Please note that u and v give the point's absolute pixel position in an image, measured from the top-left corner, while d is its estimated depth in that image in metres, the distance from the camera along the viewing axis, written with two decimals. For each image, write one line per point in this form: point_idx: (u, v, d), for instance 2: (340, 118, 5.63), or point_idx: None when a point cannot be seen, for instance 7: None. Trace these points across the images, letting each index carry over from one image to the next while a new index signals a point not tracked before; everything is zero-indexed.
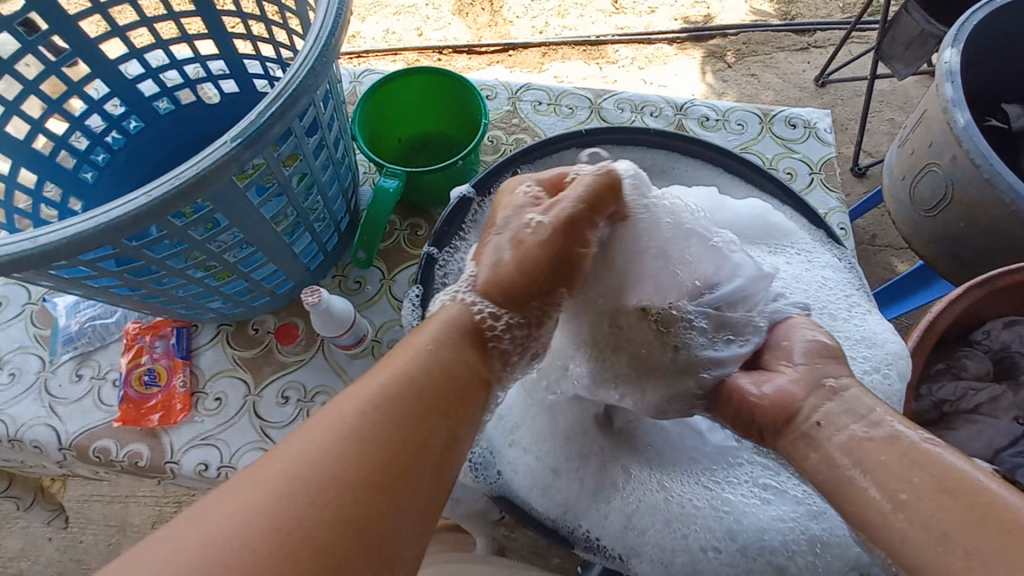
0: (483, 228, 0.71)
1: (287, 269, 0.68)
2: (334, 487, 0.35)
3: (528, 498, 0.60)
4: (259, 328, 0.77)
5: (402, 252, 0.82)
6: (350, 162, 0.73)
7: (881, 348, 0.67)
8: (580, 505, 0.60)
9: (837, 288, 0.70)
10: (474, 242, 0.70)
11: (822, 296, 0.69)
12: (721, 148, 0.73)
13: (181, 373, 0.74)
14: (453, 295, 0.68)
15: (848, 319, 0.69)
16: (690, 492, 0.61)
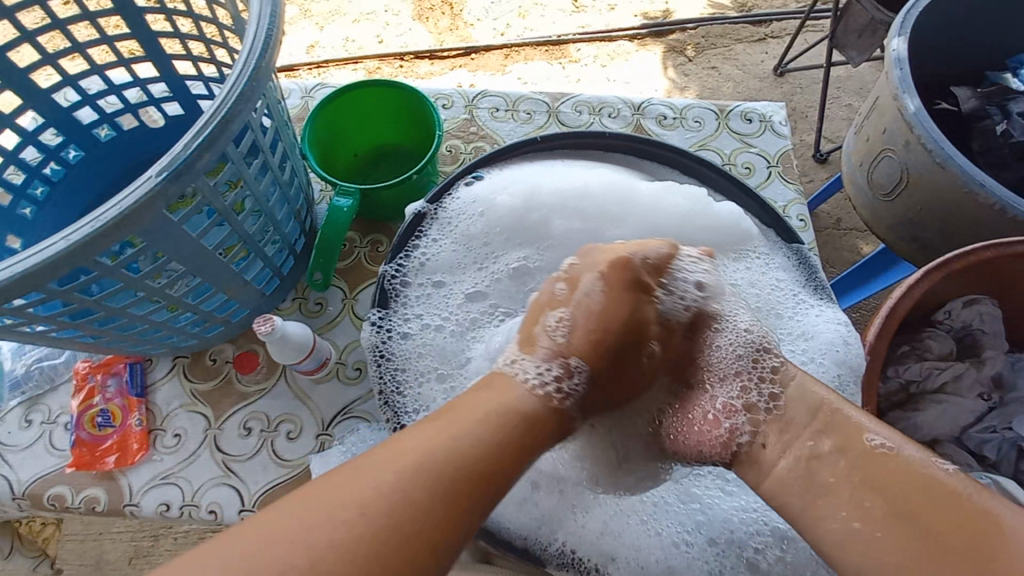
0: (449, 225, 0.69)
1: (240, 297, 0.66)
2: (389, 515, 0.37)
3: (502, 519, 0.58)
4: (217, 358, 0.74)
5: (364, 270, 0.81)
6: (301, 183, 0.71)
7: (821, 341, 0.67)
8: (556, 517, 0.58)
9: (790, 286, 0.70)
10: (437, 243, 0.69)
11: (774, 297, 0.69)
12: (678, 149, 0.72)
13: (136, 412, 0.71)
14: (411, 298, 0.67)
15: (795, 315, 0.68)
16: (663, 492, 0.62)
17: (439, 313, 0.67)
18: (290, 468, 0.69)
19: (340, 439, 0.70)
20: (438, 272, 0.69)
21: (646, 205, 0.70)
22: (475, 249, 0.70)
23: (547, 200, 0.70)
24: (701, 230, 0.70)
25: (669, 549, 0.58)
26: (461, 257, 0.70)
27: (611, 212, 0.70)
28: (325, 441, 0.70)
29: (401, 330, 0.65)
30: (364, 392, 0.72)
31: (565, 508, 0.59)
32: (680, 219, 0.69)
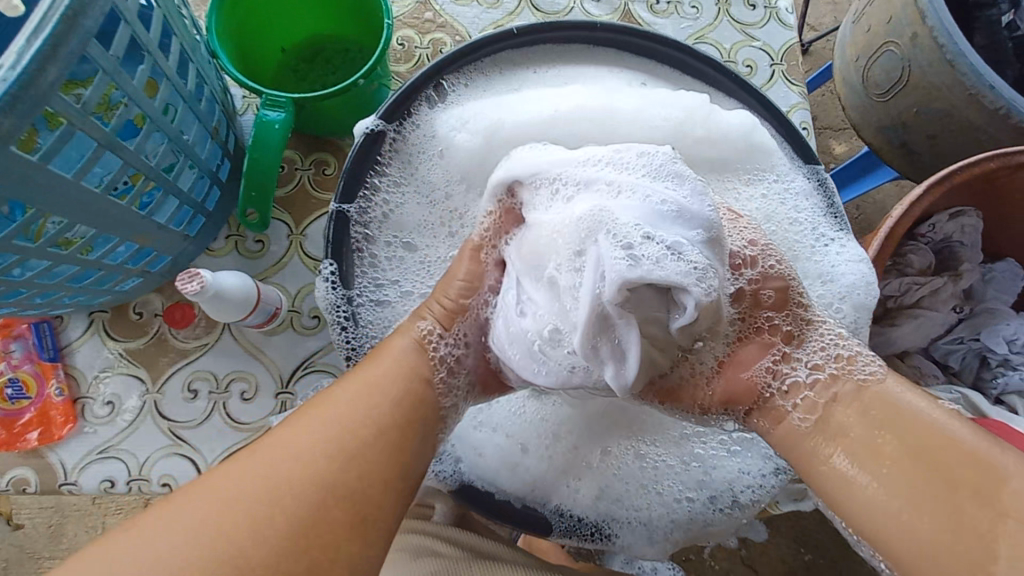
0: (413, 160, 0.57)
1: (156, 244, 0.53)
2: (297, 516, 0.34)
3: (495, 479, 0.47)
4: (143, 312, 0.63)
5: (309, 199, 0.68)
6: (214, 93, 0.55)
7: (838, 284, 0.56)
8: (546, 476, 0.48)
9: (806, 216, 0.58)
10: (400, 186, 0.57)
11: (791, 233, 0.58)
12: (679, 44, 0.60)
13: (54, 379, 0.60)
14: (379, 260, 0.56)
15: (810, 257, 0.57)
16: (663, 453, 0.49)
17: (414, 277, 0.56)
18: (250, 432, 0.62)
19: (302, 396, 0.62)
20: (405, 226, 0.57)
21: (633, 127, 0.56)
22: (440, 190, 0.57)
23: (511, 138, 0.56)
24: (702, 149, 0.57)
25: (670, 508, 0.48)
26: (426, 208, 0.57)
27: (591, 139, 0.55)
28: (286, 400, 0.62)
29: (375, 300, 0.55)
30: (325, 342, 0.64)
31: (559, 471, 0.48)
32: (672, 137, 0.57)
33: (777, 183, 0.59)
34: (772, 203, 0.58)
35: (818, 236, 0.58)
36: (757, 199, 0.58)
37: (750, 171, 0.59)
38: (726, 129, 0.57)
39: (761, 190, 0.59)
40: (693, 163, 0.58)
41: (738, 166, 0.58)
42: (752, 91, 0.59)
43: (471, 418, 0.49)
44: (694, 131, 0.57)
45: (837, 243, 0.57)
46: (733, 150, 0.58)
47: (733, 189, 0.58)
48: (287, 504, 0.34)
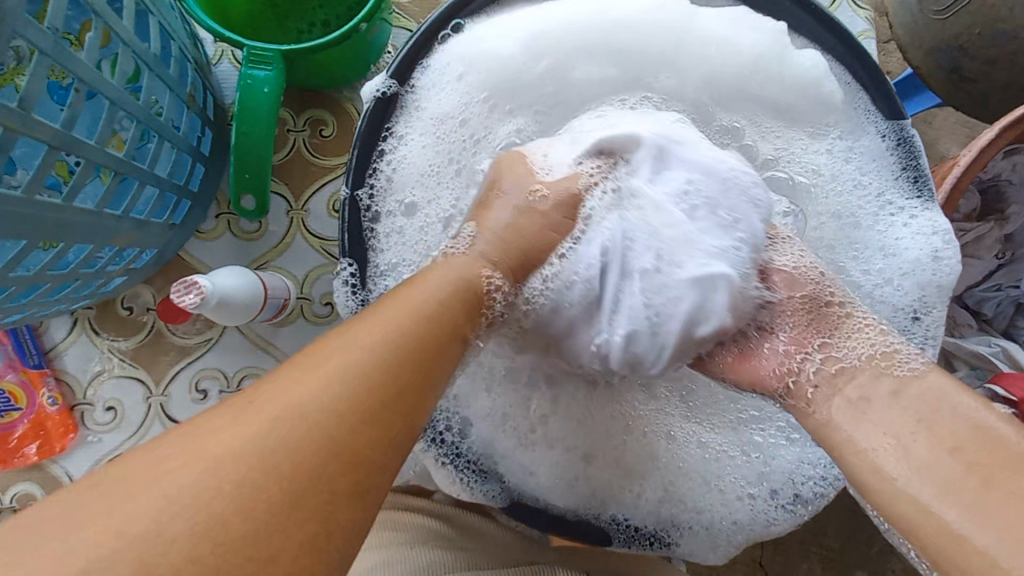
0: (425, 107, 0.46)
1: (138, 242, 0.45)
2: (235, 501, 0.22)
3: (551, 493, 0.44)
4: (134, 306, 0.56)
5: (307, 166, 0.59)
6: (185, 50, 0.45)
7: (900, 259, 0.45)
8: (605, 487, 0.43)
9: (873, 178, 0.46)
10: (410, 138, 0.45)
11: (852, 197, 0.46)
12: None
13: (44, 387, 0.54)
14: (383, 236, 0.45)
15: (871, 227, 0.46)
16: (727, 444, 0.44)
17: (420, 246, 0.45)
18: None
19: None
20: (418, 195, 0.46)
21: (710, 59, 0.45)
22: (454, 138, 0.45)
23: (569, 46, 0.45)
24: (757, 93, 0.46)
25: (733, 508, 0.43)
26: (443, 173, 0.45)
27: (667, 73, 0.45)
28: None
29: (379, 284, 0.45)
30: None
31: (621, 478, 0.44)
32: (746, 73, 0.45)
33: (838, 136, 0.46)
34: (833, 167, 0.46)
35: (883, 203, 0.46)
36: (819, 162, 0.46)
37: (803, 120, 0.46)
38: (795, 78, 0.45)
39: (817, 145, 0.47)
40: (734, 113, 0.46)
41: (795, 115, 0.46)
42: (834, 19, 0.45)
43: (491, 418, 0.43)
44: (741, 68, 0.45)
45: (914, 212, 0.45)
46: (790, 97, 0.46)
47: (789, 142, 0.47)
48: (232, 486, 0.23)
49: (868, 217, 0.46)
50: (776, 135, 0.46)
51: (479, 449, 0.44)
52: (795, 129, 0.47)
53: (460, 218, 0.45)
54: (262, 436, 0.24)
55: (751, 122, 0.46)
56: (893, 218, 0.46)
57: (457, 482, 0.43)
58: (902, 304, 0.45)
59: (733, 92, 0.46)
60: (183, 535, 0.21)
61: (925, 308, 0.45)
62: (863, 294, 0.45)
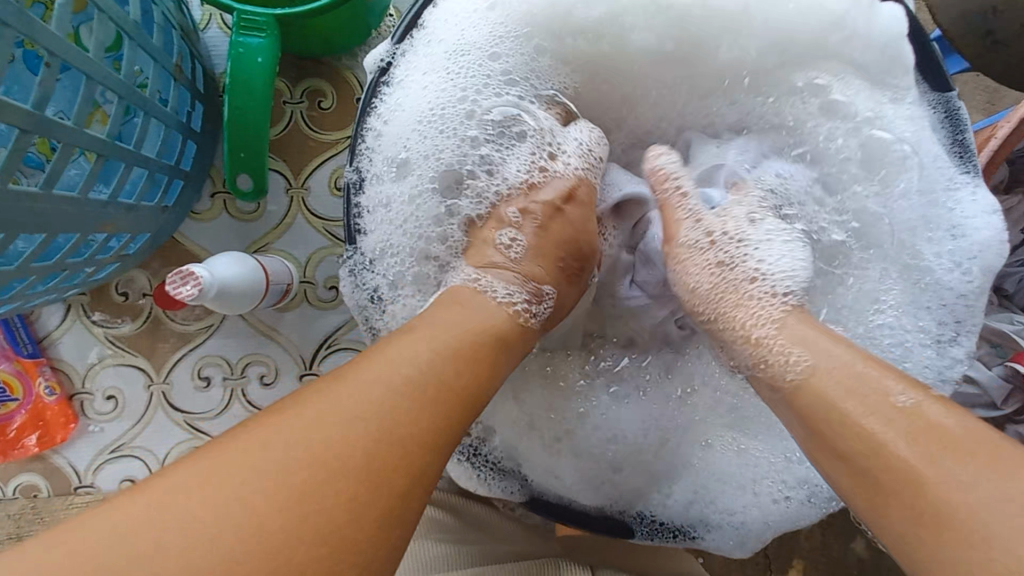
0: (423, 52, 0.40)
1: (129, 227, 0.42)
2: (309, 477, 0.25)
3: (575, 489, 0.41)
4: (129, 292, 0.54)
5: (306, 141, 0.55)
6: (169, 14, 0.40)
7: (969, 241, 0.40)
8: (633, 483, 0.42)
9: (938, 149, 0.39)
10: (406, 87, 0.40)
11: (926, 171, 0.39)
12: None
13: (40, 377, 0.52)
14: (377, 208, 0.40)
15: (938, 206, 0.40)
16: (767, 452, 0.41)
17: (412, 218, 0.40)
18: None
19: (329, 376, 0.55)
20: (413, 161, 0.40)
21: (784, 13, 0.40)
22: (463, 104, 0.40)
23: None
24: (833, 48, 0.40)
25: (766, 510, 0.40)
26: (440, 136, 0.40)
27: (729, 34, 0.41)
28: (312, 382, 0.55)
29: (365, 257, 0.41)
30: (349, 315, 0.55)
31: (649, 480, 0.42)
32: (823, 31, 0.40)
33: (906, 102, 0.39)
34: (917, 133, 0.39)
35: (944, 181, 0.40)
36: (906, 128, 0.39)
37: (888, 75, 0.39)
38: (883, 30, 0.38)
39: (893, 110, 0.39)
40: (803, 67, 0.41)
41: (874, 71, 0.39)
42: None
43: (516, 407, 0.42)
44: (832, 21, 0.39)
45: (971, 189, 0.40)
46: (865, 55, 0.39)
47: (870, 99, 0.39)
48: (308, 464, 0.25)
49: (931, 195, 0.40)
50: (849, 94, 0.40)
51: (502, 452, 0.42)
52: (872, 85, 0.40)
53: (456, 186, 0.41)
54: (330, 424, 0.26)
55: (818, 80, 0.41)
56: (960, 194, 0.40)
57: (475, 475, 0.42)
58: (966, 291, 0.40)
59: (808, 51, 0.40)
60: (242, 520, 0.23)
61: (987, 296, 0.40)
62: (931, 282, 0.40)
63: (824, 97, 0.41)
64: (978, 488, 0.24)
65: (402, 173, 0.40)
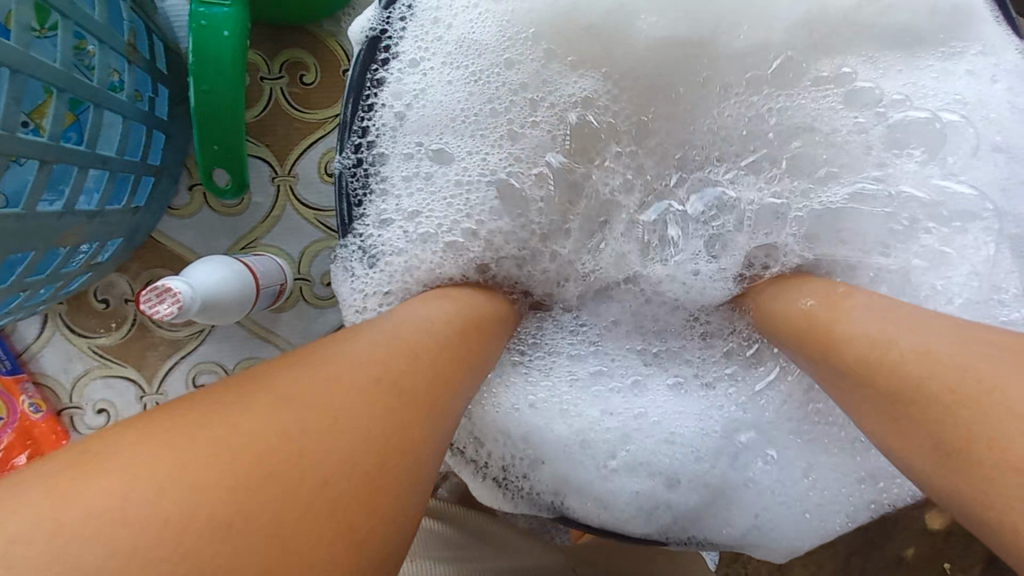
0: (435, 31, 0.35)
1: (96, 234, 0.37)
2: (314, 421, 0.21)
3: (622, 521, 0.36)
4: (109, 299, 0.49)
5: (290, 122, 0.49)
6: None
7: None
8: (695, 510, 0.36)
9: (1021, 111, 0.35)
10: (421, 71, 0.35)
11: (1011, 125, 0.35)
12: None
13: (23, 395, 0.49)
14: (395, 186, 0.36)
15: None
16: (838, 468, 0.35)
17: (434, 198, 0.36)
18: None
19: None
20: (432, 137, 0.36)
21: None
22: (485, 77, 0.36)
23: None
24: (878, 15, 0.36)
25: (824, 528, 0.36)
26: (462, 111, 0.36)
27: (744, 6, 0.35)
28: None
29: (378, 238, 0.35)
30: None
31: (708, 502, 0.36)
32: None
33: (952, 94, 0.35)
34: (978, 92, 0.36)
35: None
36: (960, 89, 0.36)
37: (937, 43, 0.36)
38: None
39: (945, 91, 0.36)
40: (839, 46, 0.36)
41: (925, 43, 0.36)
42: None
43: (552, 417, 0.36)
44: None
45: None
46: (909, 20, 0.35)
47: (925, 75, 0.36)
48: (317, 408, 0.21)
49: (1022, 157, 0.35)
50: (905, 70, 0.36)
51: (546, 485, 0.36)
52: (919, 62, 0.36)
53: (489, 185, 0.37)
54: (338, 376, 0.23)
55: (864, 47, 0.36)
56: None
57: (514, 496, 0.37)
58: None
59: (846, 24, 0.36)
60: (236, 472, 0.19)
61: None
62: None
63: (851, 85, 0.36)
64: (867, 326, 0.26)
65: (421, 150, 0.36)
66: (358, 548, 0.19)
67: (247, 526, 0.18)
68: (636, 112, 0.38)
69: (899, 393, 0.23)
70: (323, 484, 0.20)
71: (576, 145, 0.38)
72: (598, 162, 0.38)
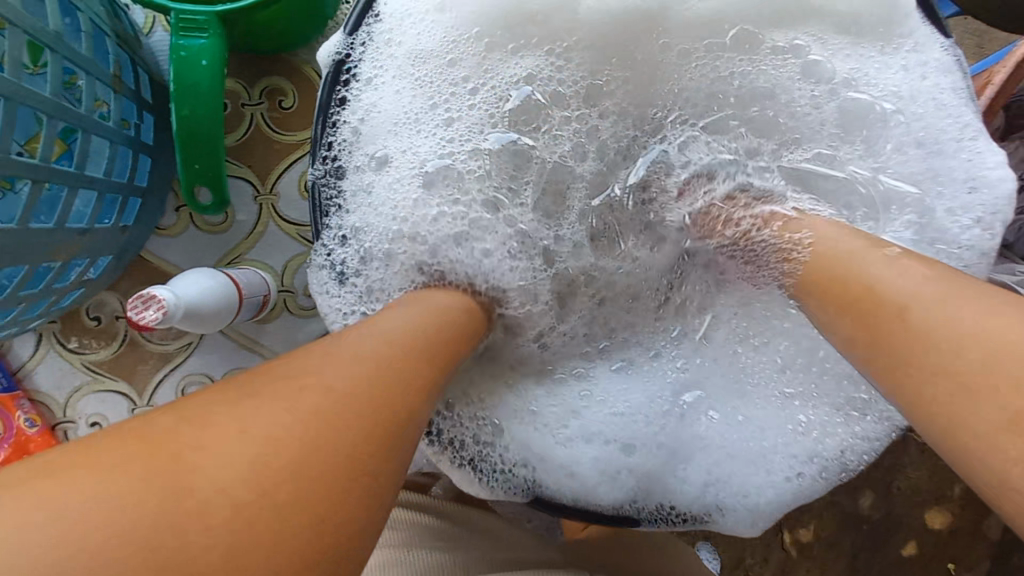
0: (388, 51, 0.39)
1: (85, 251, 0.40)
2: (265, 447, 0.21)
3: (586, 488, 0.38)
4: (101, 316, 0.52)
5: (270, 144, 0.52)
6: (100, 18, 0.38)
7: (991, 194, 0.37)
8: (653, 473, 0.39)
9: (948, 98, 0.38)
10: (376, 87, 0.38)
11: (929, 119, 0.39)
12: None
13: (19, 410, 0.51)
14: (354, 195, 0.38)
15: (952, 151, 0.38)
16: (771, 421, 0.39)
17: (391, 202, 0.38)
18: None
19: None
20: (386, 145, 0.39)
21: None
22: (436, 87, 0.39)
23: None
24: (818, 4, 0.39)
25: (780, 488, 0.38)
26: (412, 118, 0.39)
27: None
28: None
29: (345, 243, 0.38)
30: None
31: (666, 463, 0.39)
32: None
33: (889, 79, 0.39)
34: (910, 87, 0.39)
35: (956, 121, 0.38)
36: (896, 83, 0.39)
37: (873, 29, 0.39)
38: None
39: (879, 74, 0.39)
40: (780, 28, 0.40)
41: (863, 29, 0.39)
42: None
43: (512, 402, 0.39)
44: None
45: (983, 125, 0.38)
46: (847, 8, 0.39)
47: (864, 58, 0.39)
48: (270, 431, 0.22)
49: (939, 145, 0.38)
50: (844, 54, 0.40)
51: (513, 460, 0.38)
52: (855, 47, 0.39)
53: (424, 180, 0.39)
54: (294, 395, 0.23)
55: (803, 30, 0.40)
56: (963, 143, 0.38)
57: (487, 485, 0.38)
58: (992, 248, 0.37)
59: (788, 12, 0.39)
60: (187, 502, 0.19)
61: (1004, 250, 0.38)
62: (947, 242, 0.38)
63: (806, 57, 0.40)
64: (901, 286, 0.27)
65: (377, 157, 0.38)
66: (321, 552, 0.20)
67: (209, 539, 0.19)
68: (587, 76, 0.41)
69: (953, 336, 0.24)
70: (272, 514, 0.20)
71: (520, 117, 0.40)
72: (546, 126, 0.41)
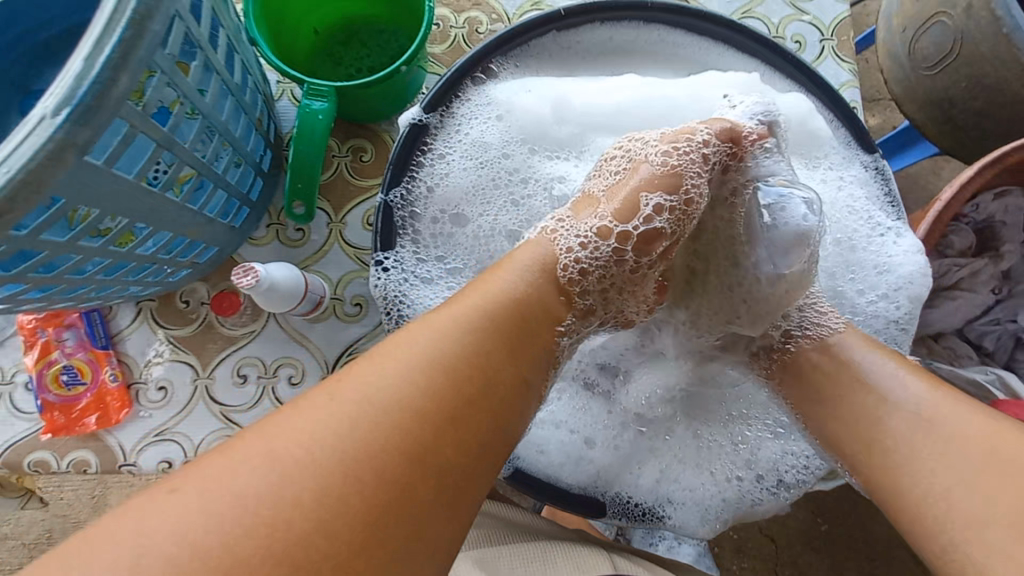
0: (456, 135, 0.54)
1: (205, 236, 0.53)
2: (368, 461, 0.32)
3: (559, 474, 0.50)
4: (190, 300, 0.64)
5: (348, 186, 0.68)
6: (256, 82, 0.55)
7: (894, 275, 0.53)
8: (612, 467, 0.52)
9: (862, 205, 0.54)
10: (444, 159, 0.54)
11: (848, 221, 0.54)
12: (765, 38, 0.54)
13: (108, 366, 0.62)
14: (422, 233, 0.54)
15: (867, 245, 0.54)
16: (716, 437, 0.53)
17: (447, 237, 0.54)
18: None
19: None
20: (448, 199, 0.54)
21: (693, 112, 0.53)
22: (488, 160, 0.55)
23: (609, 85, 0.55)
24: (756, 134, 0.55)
25: (720, 487, 0.52)
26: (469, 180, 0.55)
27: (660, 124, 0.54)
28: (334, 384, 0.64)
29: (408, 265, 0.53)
30: (369, 328, 0.65)
31: (624, 463, 0.52)
32: None
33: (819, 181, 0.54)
34: (832, 197, 0.54)
35: (873, 224, 0.54)
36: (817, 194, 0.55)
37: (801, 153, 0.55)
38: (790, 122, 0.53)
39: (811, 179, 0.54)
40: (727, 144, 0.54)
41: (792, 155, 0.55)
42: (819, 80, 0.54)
43: None
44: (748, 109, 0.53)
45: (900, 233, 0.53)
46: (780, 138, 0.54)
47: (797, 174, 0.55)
48: (371, 446, 0.32)
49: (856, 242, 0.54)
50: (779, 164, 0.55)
51: None
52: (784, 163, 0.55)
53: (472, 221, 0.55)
54: (381, 416, 0.33)
55: None
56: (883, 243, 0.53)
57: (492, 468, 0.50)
58: (894, 315, 0.53)
59: None
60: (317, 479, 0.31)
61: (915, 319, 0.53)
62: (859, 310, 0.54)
63: None
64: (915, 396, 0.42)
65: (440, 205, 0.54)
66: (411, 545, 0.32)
67: (339, 526, 0.30)
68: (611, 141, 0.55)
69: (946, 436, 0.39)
70: (375, 510, 0.31)
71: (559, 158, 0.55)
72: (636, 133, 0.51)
